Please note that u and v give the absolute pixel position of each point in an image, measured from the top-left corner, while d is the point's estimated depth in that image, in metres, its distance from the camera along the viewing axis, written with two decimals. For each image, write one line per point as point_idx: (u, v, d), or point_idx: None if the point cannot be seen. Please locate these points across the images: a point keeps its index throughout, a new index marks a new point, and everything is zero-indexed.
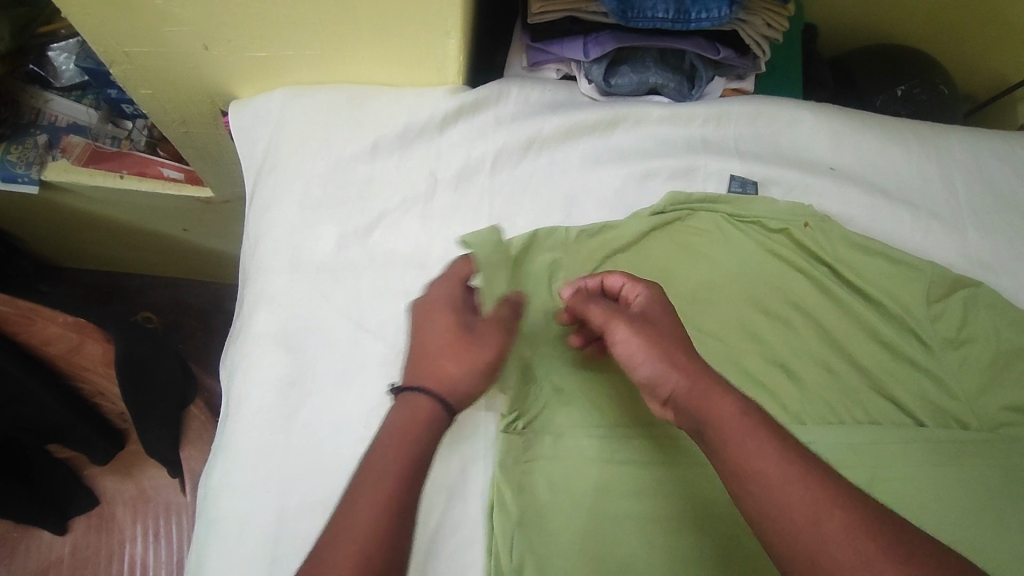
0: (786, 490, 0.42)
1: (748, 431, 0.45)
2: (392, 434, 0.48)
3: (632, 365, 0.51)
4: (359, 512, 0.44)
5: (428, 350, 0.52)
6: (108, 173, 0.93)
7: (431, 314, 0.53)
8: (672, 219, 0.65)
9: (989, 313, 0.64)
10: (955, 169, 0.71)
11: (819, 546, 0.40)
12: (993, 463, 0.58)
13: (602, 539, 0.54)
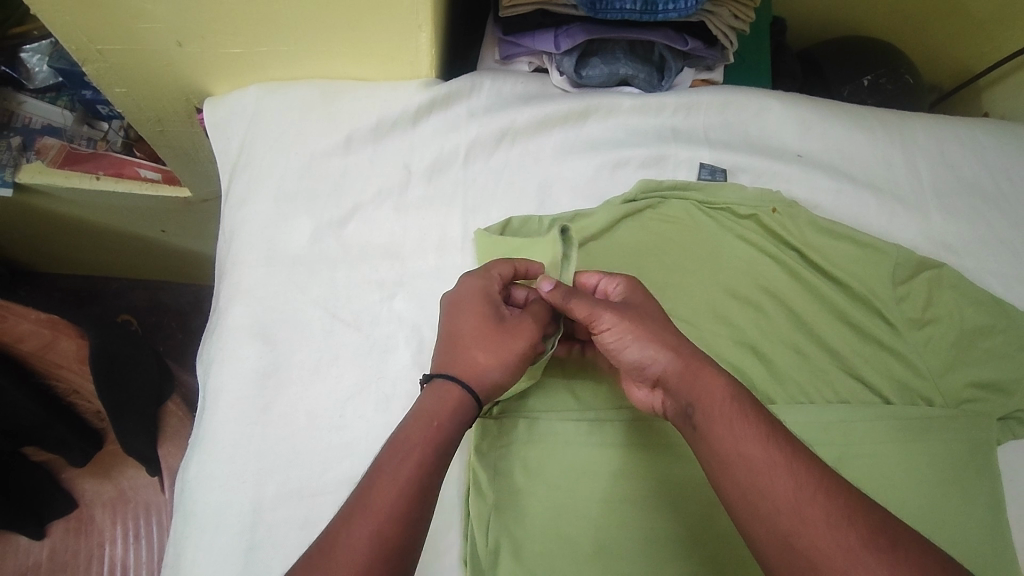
0: (770, 476, 0.43)
1: (736, 421, 0.46)
2: (418, 418, 0.48)
3: (622, 350, 0.52)
4: (380, 493, 0.43)
5: (466, 343, 0.52)
6: (84, 174, 0.93)
7: (470, 306, 0.53)
8: (643, 206, 0.66)
9: (952, 292, 0.66)
10: (919, 154, 0.73)
11: (798, 532, 0.41)
12: (955, 438, 0.61)
13: (578, 523, 0.55)
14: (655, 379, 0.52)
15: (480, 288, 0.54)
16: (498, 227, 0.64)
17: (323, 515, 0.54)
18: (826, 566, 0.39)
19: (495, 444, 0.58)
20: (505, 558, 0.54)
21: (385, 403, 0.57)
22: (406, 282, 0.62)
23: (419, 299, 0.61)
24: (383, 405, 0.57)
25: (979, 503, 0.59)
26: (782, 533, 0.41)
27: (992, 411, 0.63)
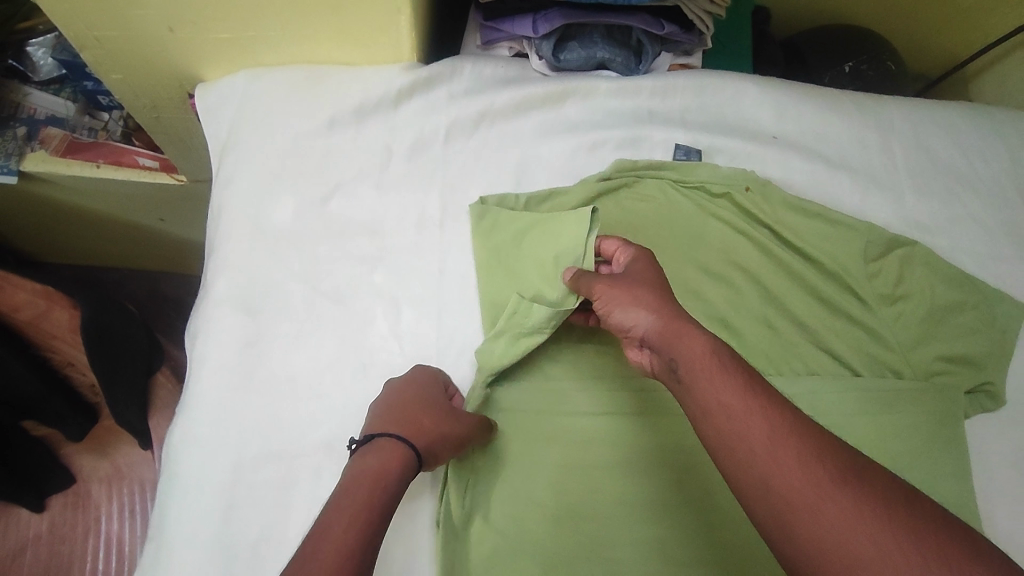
0: (748, 421, 0.41)
1: (715, 371, 0.45)
2: (360, 480, 0.49)
3: (614, 316, 0.52)
4: (325, 552, 0.43)
5: (400, 414, 0.54)
6: (85, 163, 0.97)
7: (407, 384, 0.57)
8: (618, 185, 0.68)
9: (923, 269, 0.67)
10: (894, 136, 0.74)
11: (776, 474, 0.39)
12: (921, 408, 0.62)
13: (550, 489, 0.57)
14: (641, 340, 0.51)
15: (419, 373, 0.58)
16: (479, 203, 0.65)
17: (302, 476, 0.56)
18: (801, 506, 0.37)
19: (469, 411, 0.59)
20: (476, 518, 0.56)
21: (363, 371, 0.60)
22: (385, 258, 0.64)
23: (398, 274, 0.63)
24: (362, 375, 0.60)
25: (945, 472, 0.60)
26: (760, 476, 0.39)
27: (959, 384, 0.64)
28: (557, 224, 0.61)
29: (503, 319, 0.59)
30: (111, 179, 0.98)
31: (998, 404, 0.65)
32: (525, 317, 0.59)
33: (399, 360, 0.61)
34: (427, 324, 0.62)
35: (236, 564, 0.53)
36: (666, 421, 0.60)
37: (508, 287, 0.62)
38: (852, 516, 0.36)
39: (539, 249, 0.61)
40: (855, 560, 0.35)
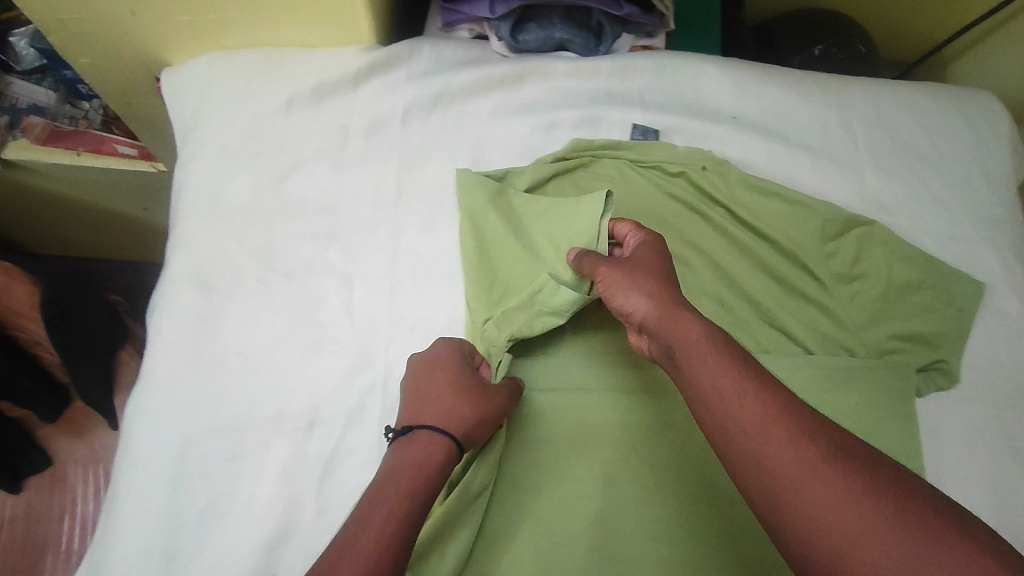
0: (739, 406, 0.41)
1: (706, 355, 0.44)
2: (402, 467, 0.49)
3: (613, 300, 0.51)
4: (365, 540, 0.44)
5: (434, 401, 0.53)
6: (65, 150, 0.98)
7: (436, 369, 0.56)
8: (574, 165, 0.68)
9: (881, 249, 0.67)
10: (856, 115, 0.74)
11: (767, 459, 0.39)
12: (873, 386, 0.62)
13: (529, 466, 0.59)
14: (640, 326, 0.49)
15: (447, 356, 0.57)
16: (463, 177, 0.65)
17: (250, 449, 0.57)
18: (794, 486, 0.38)
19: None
20: None
21: (313, 347, 0.61)
22: (339, 236, 0.65)
23: (352, 252, 0.64)
24: (311, 350, 0.61)
25: (895, 449, 0.60)
26: (751, 460, 0.40)
27: (912, 361, 0.64)
28: (572, 206, 0.61)
29: (525, 296, 0.58)
30: (90, 168, 1.00)
31: (952, 382, 0.64)
32: (550, 297, 0.57)
33: (350, 335, 0.61)
34: (379, 301, 0.63)
35: (182, 534, 0.55)
36: (669, 400, 0.61)
37: (510, 264, 0.62)
38: (840, 499, 0.36)
39: (556, 228, 0.61)
40: (843, 541, 0.35)
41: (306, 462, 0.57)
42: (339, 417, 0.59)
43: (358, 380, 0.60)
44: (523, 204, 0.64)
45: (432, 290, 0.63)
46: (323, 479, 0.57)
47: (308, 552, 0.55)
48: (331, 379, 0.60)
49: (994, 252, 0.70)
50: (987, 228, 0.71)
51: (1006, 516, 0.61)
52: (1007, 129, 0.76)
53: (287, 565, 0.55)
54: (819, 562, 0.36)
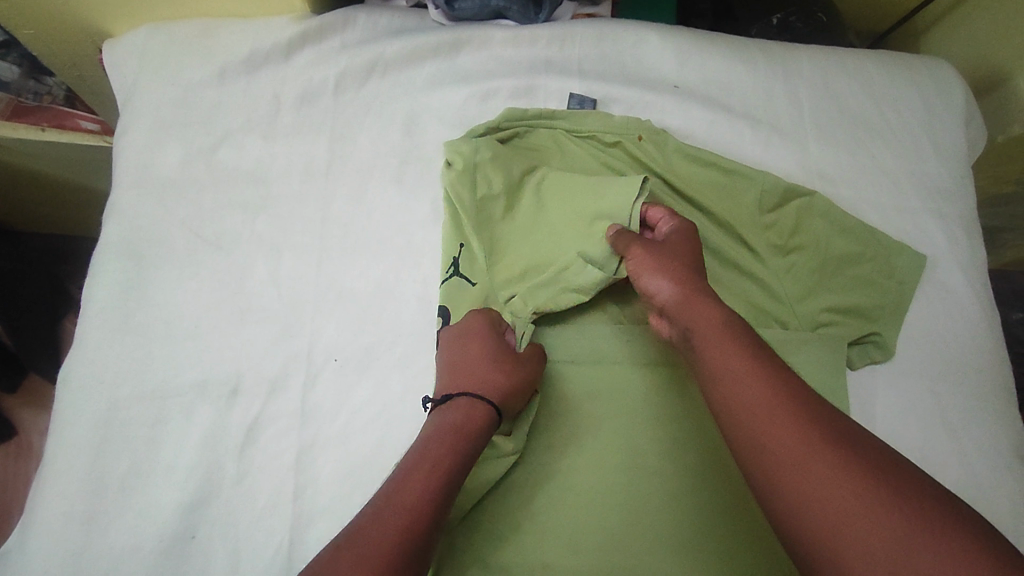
0: (751, 387, 0.43)
1: (721, 339, 0.47)
2: (444, 429, 0.49)
3: (641, 279, 0.54)
4: (409, 491, 0.44)
5: (471, 369, 0.53)
6: (29, 126, 0.86)
7: (469, 339, 0.55)
8: (509, 135, 0.67)
9: (821, 220, 0.66)
10: (802, 85, 0.72)
11: (771, 436, 0.40)
12: (805, 360, 0.62)
13: (557, 434, 0.58)
14: (661, 307, 0.53)
15: (480, 322, 0.56)
16: (452, 152, 0.64)
17: (172, 415, 0.58)
18: (787, 460, 0.39)
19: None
20: (332, 454, 0.57)
21: (240, 315, 0.61)
22: (269, 206, 0.65)
23: (281, 222, 0.64)
24: (238, 317, 0.61)
25: None
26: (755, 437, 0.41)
27: (846, 334, 0.63)
28: (597, 185, 0.61)
29: (553, 273, 0.60)
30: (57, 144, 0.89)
31: (886, 356, 0.64)
32: (577, 275, 0.60)
33: (276, 304, 0.62)
34: (307, 271, 0.63)
35: (105, 496, 0.55)
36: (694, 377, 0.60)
37: (522, 245, 0.63)
38: (835, 476, 0.37)
39: (569, 208, 0.63)
40: (835, 517, 0.35)
41: (227, 430, 0.57)
42: (263, 384, 0.59)
43: (285, 347, 0.60)
44: (485, 179, 0.63)
45: (362, 261, 0.63)
46: (245, 445, 0.57)
47: (227, 517, 0.55)
48: (256, 347, 0.60)
49: (939, 223, 0.69)
50: (933, 199, 0.70)
51: None
52: (956, 100, 0.74)
53: (206, 530, 0.55)
54: (811, 539, 0.36)
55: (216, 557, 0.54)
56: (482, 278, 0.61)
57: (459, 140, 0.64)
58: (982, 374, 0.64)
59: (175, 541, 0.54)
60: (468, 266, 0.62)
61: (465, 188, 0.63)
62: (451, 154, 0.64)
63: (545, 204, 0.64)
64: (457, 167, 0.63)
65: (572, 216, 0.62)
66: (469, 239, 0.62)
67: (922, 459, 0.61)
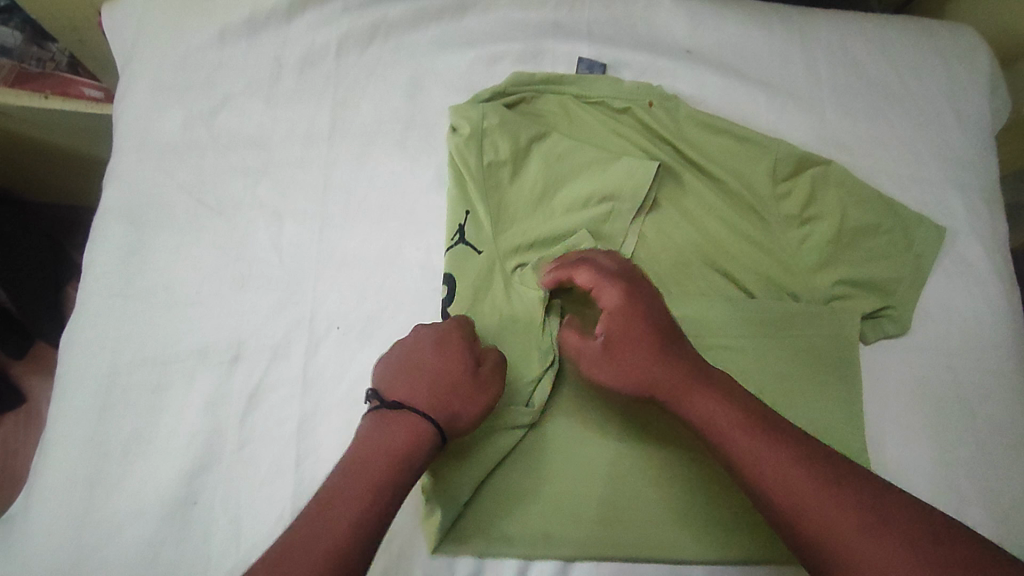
0: (764, 451, 0.46)
1: (725, 411, 0.48)
2: (382, 453, 0.47)
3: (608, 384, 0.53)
4: (334, 527, 0.43)
5: (429, 385, 0.50)
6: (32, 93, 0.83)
7: (436, 351, 0.51)
8: (517, 99, 0.65)
9: (837, 190, 0.64)
10: (819, 51, 0.70)
11: (798, 499, 0.44)
12: (816, 334, 0.61)
13: (574, 402, 0.57)
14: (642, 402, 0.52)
15: (456, 332, 0.53)
16: (460, 117, 0.62)
17: (174, 380, 0.57)
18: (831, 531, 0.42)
19: (502, 332, 0.57)
20: (335, 422, 0.56)
21: (241, 282, 0.60)
22: (270, 171, 0.64)
23: (283, 188, 0.63)
24: (239, 284, 0.60)
25: (834, 397, 0.59)
26: (782, 502, 0.44)
27: (859, 308, 0.62)
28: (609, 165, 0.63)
29: (565, 247, 0.61)
30: (58, 112, 0.85)
31: (900, 329, 0.62)
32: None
33: (277, 271, 0.61)
34: (309, 238, 0.62)
35: (108, 460, 0.55)
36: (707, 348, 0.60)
37: (529, 214, 0.62)
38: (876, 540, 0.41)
39: (577, 185, 0.63)
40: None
41: (228, 396, 0.57)
42: (266, 350, 0.58)
43: (286, 314, 0.59)
44: (492, 145, 0.62)
45: (365, 228, 0.62)
46: (247, 411, 0.57)
47: (229, 483, 0.55)
48: (257, 314, 0.59)
49: (959, 195, 0.67)
50: (953, 170, 0.67)
51: (947, 466, 0.58)
52: (980, 66, 0.71)
53: (208, 495, 0.54)
54: None
55: (218, 522, 0.54)
56: (489, 245, 0.60)
57: (466, 105, 0.63)
58: (999, 350, 0.62)
59: (177, 505, 0.54)
60: (475, 233, 0.60)
61: (473, 154, 0.61)
62: (458, 120, 0.62)
63: (553, 175, 0.63)
64: (464, 132, 0.62)
65: (579, 191, 0.62)
66: (475, 205, 0.61)
67: (934, 435, 0.59)
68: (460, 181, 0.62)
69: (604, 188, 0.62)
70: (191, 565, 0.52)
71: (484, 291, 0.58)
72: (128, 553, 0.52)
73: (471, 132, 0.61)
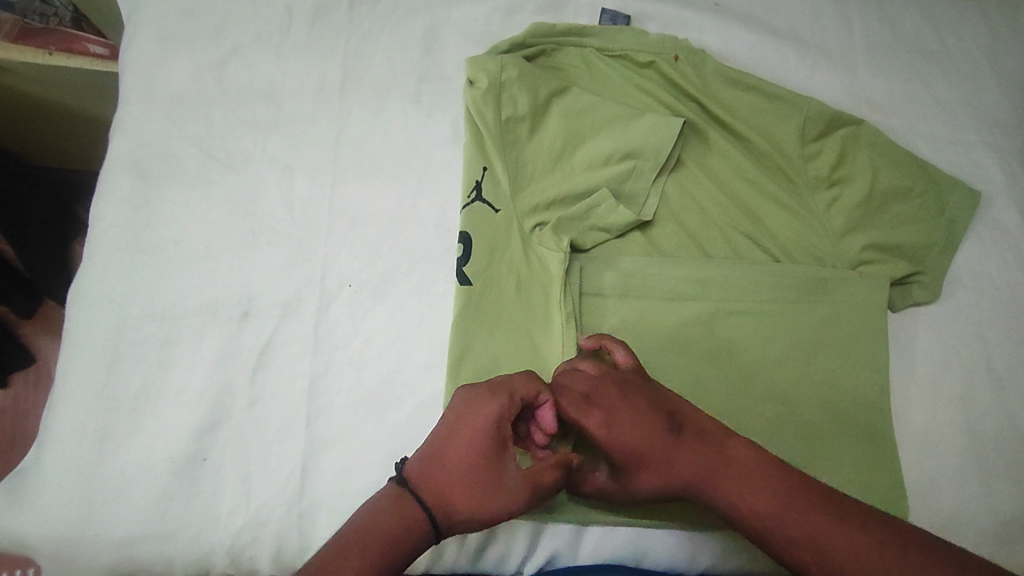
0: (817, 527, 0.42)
1: (763, 494, 0.44)
2: (378, 533, 0.42)
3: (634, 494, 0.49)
4: None
5: (443, 462, 0.44)
6: (34, 49, 0.80)
7: (459, 425, 0.45)
8: (537, 52, 0.62)
9: (869, 151, 0.61)
10: (852, 5, 0.67)
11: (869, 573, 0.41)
12: (843, 302, 0.58)
13: None
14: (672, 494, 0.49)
15: (482, 409, 0.45)
16: (476, 68, 0.59)
17: (183, 337, 0.56)
18: None
19: (519, 292, 0.56)
20: (347, 380, 0.55)
21: (251, 237, 0.59)
22: (280, 123, 0.62)
23: (292, 141, 0.61)
24: (251, 238, 0.59)
25: (861, 367, 0.57)
26: None
27: (888, 273, 0.60)
28: (632, 121, 0.60)
29: (584, 207, 0.58)
30: (61, 70, 0.82)
31: (930, 296, 0.60)
32: (607, 213, 0.59)
33: (288, 227, 0.59)
34: (321, 193, 0.60)
35: (117, 416, 0.54)
36: (731, 315, 0.58)
37: (548, 173, 0.60)
38: None
39: (598, 143, 0.60)
40: None
41: (238, 352, 0.56)
42: (276, 306, 0.57)
43: (298, 270, 0.58)
44: (510, 99, 0.59)
45: (378, 184, 0.60)
46: (256, 369, 0.55)
47: (238, 441, 0.54)
48: (268, 271, 0.58)
49: (996, 158, 0.64)
50: (990, 131, 0.64)
51: (975, 437, 0.57)
52: (1019, 25, 0.68)
53: (218, 452, 0.53)
54: None
55: (228, 479, 0.53)
56: (505, 204, 0.57)
57: (485, 55, 0.60)
58: None
59: (187, 462, 0.53)
60: (492, 190, 0.58)
61: (490, 107, 0.58)
62: (475, 71, 0.59)
63: (573, 132, 0.60)
64: (481, 84, 0.59)
65: (600, 149, 0.60)
66: (492, 162, 0.58)
67: (961, 406, 0.57)
68: (477, 136, 0.59)
69: (626, 146, 0.59)
70: (201, 521, 0.52)
71: (502, 251, 0.56)
72: (138, 508, 0.52)
73: (489, 85, 0.59)
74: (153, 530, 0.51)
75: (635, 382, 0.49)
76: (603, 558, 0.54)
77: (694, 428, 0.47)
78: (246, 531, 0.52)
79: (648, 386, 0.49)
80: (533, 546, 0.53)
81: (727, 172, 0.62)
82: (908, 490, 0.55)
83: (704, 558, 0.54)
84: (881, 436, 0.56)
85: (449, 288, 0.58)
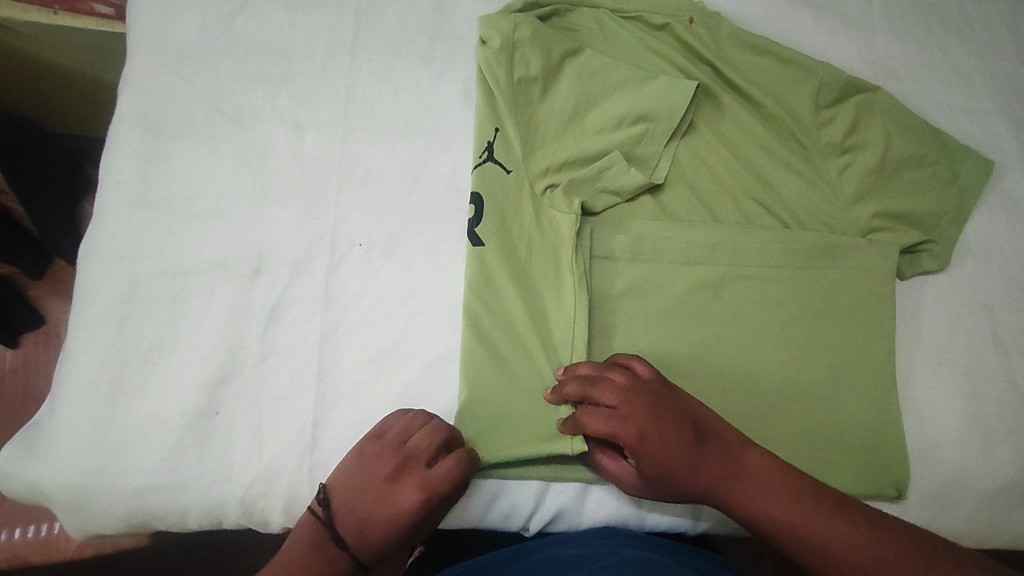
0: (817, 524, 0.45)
1: (772, 497, 0.46)
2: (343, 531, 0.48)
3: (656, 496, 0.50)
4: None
5: (372, 528, 0.49)
6: (39, 8, 0.79)
7: (388, 497, 0.49)
8: (551, 12, 0.62)
9: (883, 117, 0.61)
10: None
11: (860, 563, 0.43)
12: (852, 269, 0.58)
13: (602, 324, 0.56)
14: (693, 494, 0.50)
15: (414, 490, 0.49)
16: (489, 27, 0.58)
17: (193, 291, 0.56)
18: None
19: (529, 253, 0.57)
20: (356, 338, 0.56)
21: (262, 193, 0.59)
22: (290, 79, 0.61)
23: (303, 97, 0.61)
24: (261, 196, 0.59)
25: (867, 335, 0.58)
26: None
27: (898, 241, 0.60)
28: (646, 83, 0.59)
29: (595, 170, 0.58)
30: (66, 30, 0.81)
31: (939, 264, 0.60)
32: (618, 176, 0.59)
33: (299, 184, 0.59)
34: (328, 152, 0.60)
35: (129, 367, 0.54)
36: (740, 282, 0.58)
37: (559, 135, 0.59)
38: None
39: (611, 105, 0.60)
40: None
41: (250, 306, 0.56)
42: (286, 264, 0.57)
43: (309, 229, 0.58)
44: (523, 59, 0.58)
45: (389, 143, 0.60)
46: (268, 325, 0.56)
47: (250, 396, 0.54)
48: (279, 229, 0.58)
49: (1012, 127, 0.63)
50: (1006, 101, 0.64)
51: (977, 406, 0.57)
52: None
53: (229, 407, 0.54)
54: None
55: (239, 433, 0.53)
56: (517, 165, 0.57)
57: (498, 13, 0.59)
58: None
59: (199, 415, 0.54)
60: (504, 152, 0.58)
61: (502, 66, 0.58)
62: (486, 29, 0.58)
63: (585, 94, 0.60)
64: (492, 43, 0.58)
65: (612, 112, 0.59)
66: (504, 122, 0.58)
67: (966, 375, 0.58)
68: (488, 97, 0.59)
69: (639, 109, 0.59)
70: (214, 473, 0.53)
71: (512, 213, 0.57)
72: (151, 461, 0.52)
73: (503, 44, 0.58)
74: (167, 481, 0.52)
75: (661, 394, 0.49)
76: (607, 517, 0.55)
77: (712, 434, 0.49)
78: (258, 483, 0.53)
79: (671, 396, 0.49)
80: (539, 503, 0.54)
81: (740, 138, 0.62)
82: (911, 455, 0.56)
83: (706, 520, 0.55)
84: (885, 402, 0.56)
85: (459, 249, 0.58)
